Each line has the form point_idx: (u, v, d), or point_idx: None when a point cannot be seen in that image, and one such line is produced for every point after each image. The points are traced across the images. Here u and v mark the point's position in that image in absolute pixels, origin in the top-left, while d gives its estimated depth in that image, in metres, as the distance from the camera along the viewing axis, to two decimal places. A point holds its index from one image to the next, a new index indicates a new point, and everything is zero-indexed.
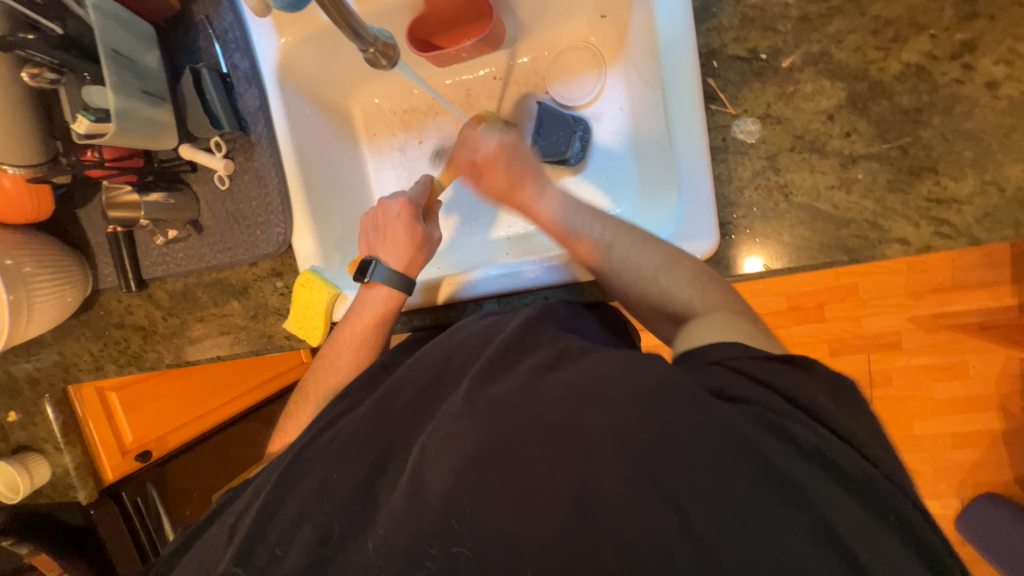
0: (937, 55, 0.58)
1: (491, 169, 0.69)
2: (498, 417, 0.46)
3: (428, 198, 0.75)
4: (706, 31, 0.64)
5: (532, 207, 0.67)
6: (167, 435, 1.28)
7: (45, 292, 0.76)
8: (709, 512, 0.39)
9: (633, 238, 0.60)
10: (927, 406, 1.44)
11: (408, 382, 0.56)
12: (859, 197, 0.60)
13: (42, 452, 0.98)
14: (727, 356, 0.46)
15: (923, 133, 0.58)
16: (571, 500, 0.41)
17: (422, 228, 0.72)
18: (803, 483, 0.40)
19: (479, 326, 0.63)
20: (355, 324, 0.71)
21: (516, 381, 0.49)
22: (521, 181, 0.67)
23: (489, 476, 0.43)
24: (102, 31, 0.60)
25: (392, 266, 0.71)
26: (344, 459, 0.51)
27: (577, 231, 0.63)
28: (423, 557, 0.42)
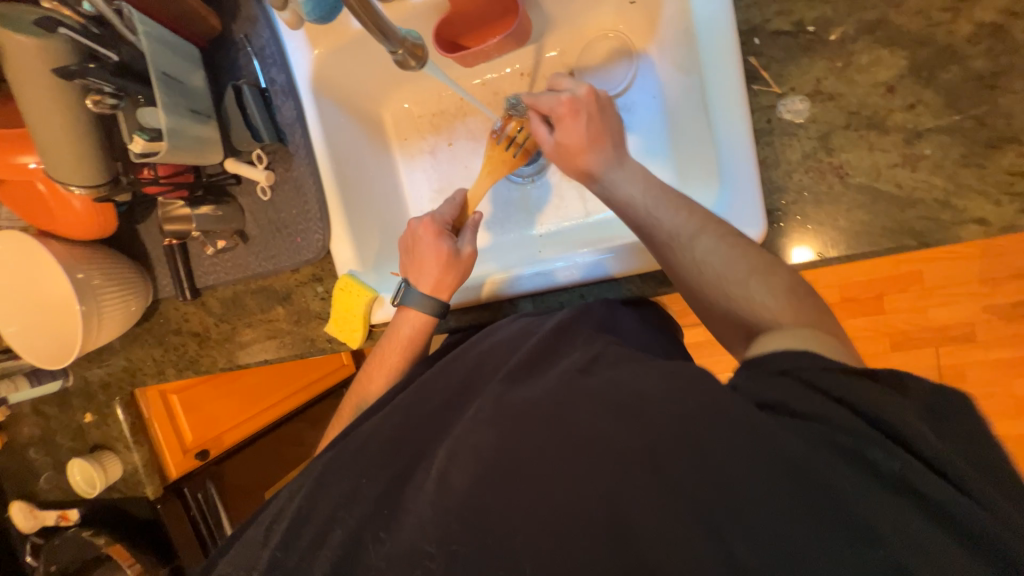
0: (1017, 12, 0.51)
1: (571, 117, 0.64)
2: (535, 421, 0.45)
3: (458, 215, 0.76)
4: (745, 7, 0.60)
5: (602, 175, 0.63)
6: (223, 435, 1.36)
7: (112, 302, 0.82)
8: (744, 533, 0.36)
9: (719, 232, 0.55)
10: (1009, 404, 1.31)
11: (438, 386, 0.58)
12: (927, 175, 0.55)
13: (115, 451, 1.07)
14: (798, 366, 0.41)
15: (1002, 100, 0.52)
16: (607, 497, 0.40)
17: (447, 243, 0.71)
18: (866, 499, 0.35)
19: (512, 329, 0.63)
20: (388, 352, 0.72)
21: (545, 384, 0.49)
22: (599, 141, 0.63)
23: (521, 479, 0.43)
24: (153, 56, 0.64)
25: (421, 289, 0.71)
26: (384, 457, 0.53)
27: (657, 213, 0.58)
28: (428, 554, 0.44)
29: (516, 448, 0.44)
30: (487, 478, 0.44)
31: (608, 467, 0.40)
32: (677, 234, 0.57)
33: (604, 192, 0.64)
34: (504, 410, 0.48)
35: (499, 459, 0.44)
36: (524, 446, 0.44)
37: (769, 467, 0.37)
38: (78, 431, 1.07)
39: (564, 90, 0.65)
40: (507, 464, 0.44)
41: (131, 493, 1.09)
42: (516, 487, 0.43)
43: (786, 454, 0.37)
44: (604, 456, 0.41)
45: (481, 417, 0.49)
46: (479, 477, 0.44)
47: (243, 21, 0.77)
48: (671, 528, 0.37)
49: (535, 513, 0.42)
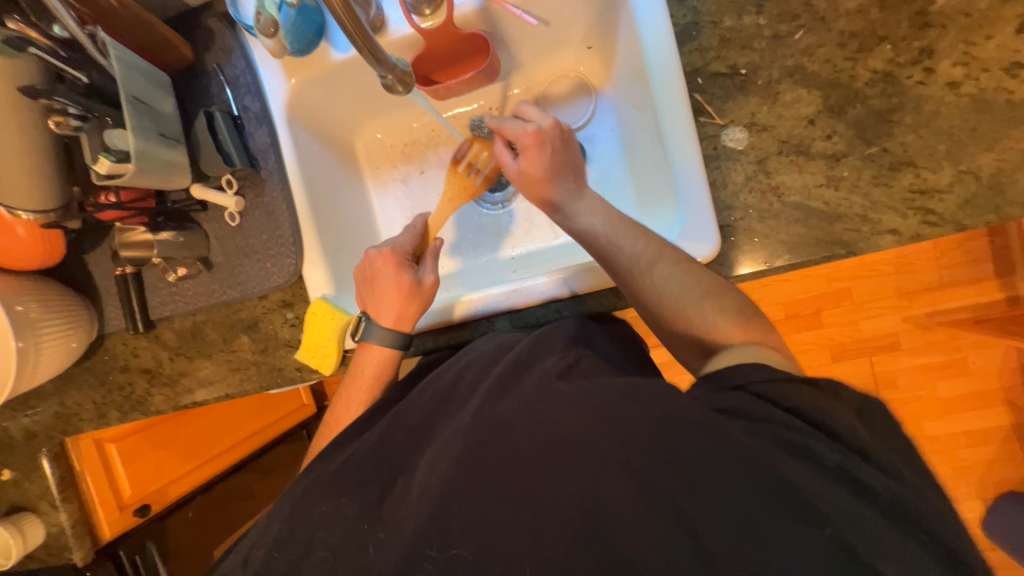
0: (900, 62, 0.63)
1: (535, 147, 0.66)
2: (518, 428, 0.46)
3: (417, 245, 0.76)
4: (688, 52, 0.68)
5: (562, 208, 0.66)
6: (166, 487, 1.22)
7: (51, 337, 0.76)
8: (714, 511, 0.39)
9: (674, 260, 0.60)
10: (935, 406, 1.45)
11: (418, 407, 0.57)
12: (847, 193, 0.64)
13: (37, 511, 0.95)
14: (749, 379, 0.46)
15: (898, 131, 0.63)
16: (580, 484, 0.42)
17: (409, 275, 0.71)
18: (821, 486, 0.39)
19: (487, 347, 0.63)
20: (360, 380, 0.71)
21: (524, 393, 0.50)
22: (562, 173, 0.66)
23: (501, 480, 0.44)
24: (124, 80, 0.63)
25: (382, 324, 0.72)
26: (365, 472, 0.52)
27: (619, 244, 0.62)
28: (423, 558, 0.43)
29: (497, 450, 0.46)
30: (458, 473, 0.46)
31: (592, 462, 0.42)
32: (638, 261, 0.60)
33: (566, 223, 0.67)
34: (484, 417, 0.49)
35: (484, 467, 0.45)
36: (496, 446, 0.46)
37: (730, 450, 0.40)
38: None
39: (533, 119, 0.67)
40: (482, 462, 0.45)
41: (53, 560, 0.96)
42: (498, 487, 0.44)
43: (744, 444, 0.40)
44: (584, 452, 0.43)
45: (459, 427, 0.50)
46: (455, 481, 0.45)
47: (216, 51, 0.78)
48: (658, 513, 0.39)
49: (520, 512, 0.42)
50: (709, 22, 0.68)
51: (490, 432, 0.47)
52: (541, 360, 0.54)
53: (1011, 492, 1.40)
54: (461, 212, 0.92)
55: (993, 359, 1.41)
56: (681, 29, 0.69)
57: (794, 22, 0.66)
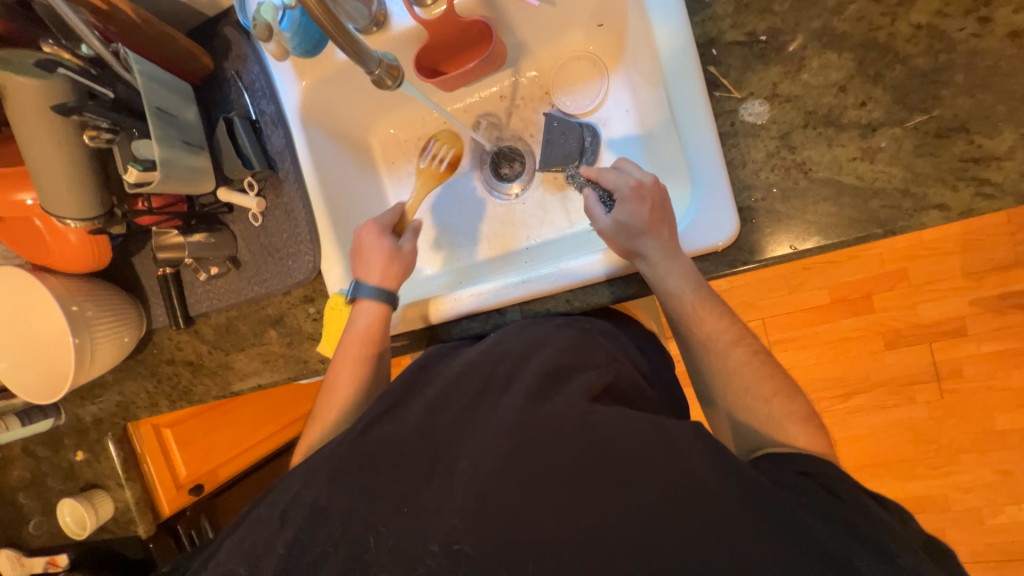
0: (949, 13, 0.55)
1: (639, 199, 0.62)
2: (545, 435, 0.46)
3: (427, 170, 0.82)
4: (702, 21, 0.64)
5: (654, 267, 0.61)
6: (217, 469, 1.34)
7: (105, 333, 0.83)
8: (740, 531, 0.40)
9: (745, 344, 0.60)
10: (1007, 397, 1.31)
11: (454, 397, 0.54)
12: (884, 166, 0.58)
13: (108, 489, 1.05)
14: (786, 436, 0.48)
15: (946, 93, 0.56)
16: (630, 501, 0.42)
17: (401, 205, 0.79)
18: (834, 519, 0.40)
19: (517, 340, 0.60)
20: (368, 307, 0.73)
21: (561, 404, 0.49)
22: (660, 227, 0.61)
23: (548, 492, 0.43)
24: (147, 92, 0.67)
25: (390, 213, 0.77)
26: (387, 463, 0.49)
27: (702, 321, 0.61)
28: (425, 554, 0.43)
29: (528, 455, 0.45)
30: (502, 481, 0.44)
31: (626, 481, 0.43)
32: (713, 343, 0.61)
33: (652, 279, 0.62)
34: (530, 418, 0.48)
35: (510, 468, 0.45)
36: (549, 445, 0.46)
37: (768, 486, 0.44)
38: (69, 470, 1.05)
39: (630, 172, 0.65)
40: (518, 464, 0.45)
41: (121, 534, 1.07)
42: (518, 490, 0.44)
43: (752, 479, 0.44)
44: (636, 474, 0.44)
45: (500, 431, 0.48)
46: (490, 490, 0.44)
47: (233, 58, 0.82)
48: None
49: (537, 513, 0.43)
50: None
51: (521, 436, 0.47)
52: (583, 372, 0.54)
53: None
54: (457, 180, 0.91)
55: None
56: None
57: None
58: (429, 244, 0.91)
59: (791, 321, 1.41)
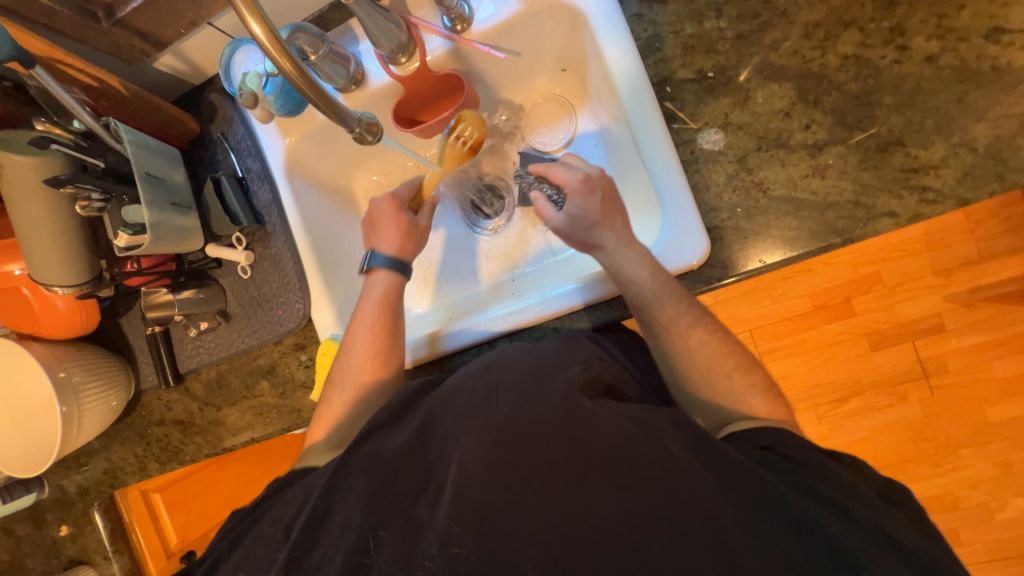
0: (871, 44, 0.62)
1: (588, 189, 0.66)
2: (533, 432, 0.47)
3: (417, 194, 0.80)
4: (654, 63, 0.70)
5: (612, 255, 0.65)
6: (210, 532, 1.29)
7: (92, 398, 0.82)
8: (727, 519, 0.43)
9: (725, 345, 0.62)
10: (993, 388, 1.34)
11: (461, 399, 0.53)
12: (835, 180, 0.62)
13: (92, 562, 1.03)
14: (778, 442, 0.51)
15: (879, 112, 0.61)
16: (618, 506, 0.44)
17: (410, 217, 0.77)
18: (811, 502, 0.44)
19: (511, 347, 0.60)
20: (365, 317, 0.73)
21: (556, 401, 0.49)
22: (611, 215, 0.66)
23: (532, 502, 0.44)
24: (136, 159, 0.70)
25: (386, 254, 0.76)
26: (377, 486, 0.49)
27: (663, 303, 0.62)
28: (424, 557, 0.45)
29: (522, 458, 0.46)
30: (496, 496, 0.45)
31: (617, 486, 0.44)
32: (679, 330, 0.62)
33: (611, 267, 0.66)
34: (520, 424, 0.48)
35: (500, 469, 0.46)
36: (540, 448, 0.46)
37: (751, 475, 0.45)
38: (52, 548, 1.00)
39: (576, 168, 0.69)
40: (511, 464, 0.46)
41: None
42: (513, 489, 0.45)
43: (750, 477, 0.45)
44: (623, 473, 0.45)
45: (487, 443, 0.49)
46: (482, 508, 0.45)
47: (219, 121, 0.86)
48: None
49: (533, 510, 0.44)
50: (671, 32, 0.69)
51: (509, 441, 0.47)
52: (565, 370, 0.53)
53: None
54: (441, 219, 0.94)
55: None
56: (644, 43, 0.70)
57: (756, 21, 0.66)
58: (418, 282, 0.93)
59: (776, 331, 1.44)
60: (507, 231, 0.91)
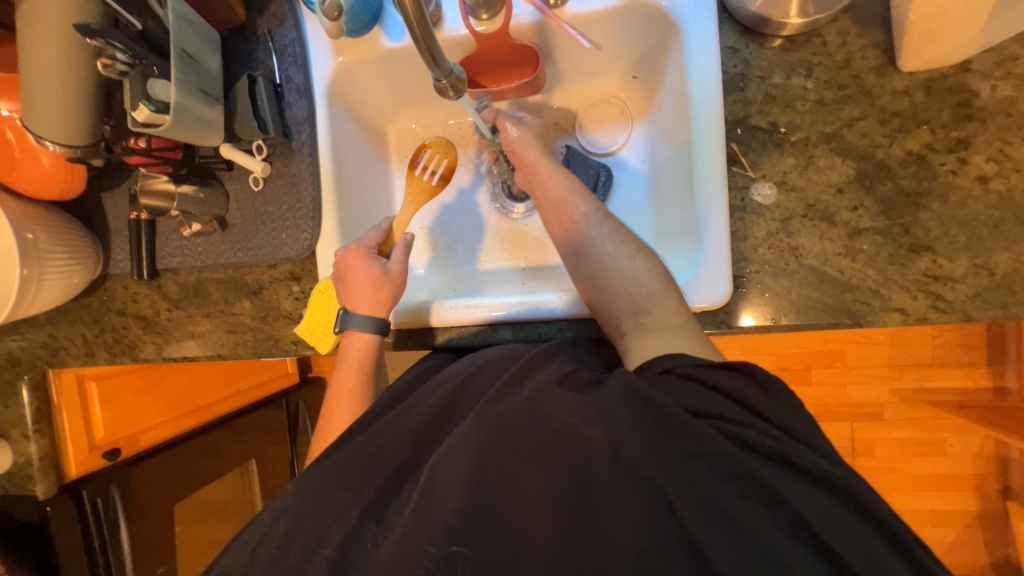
0: (937, 148, 0.64)
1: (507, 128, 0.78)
2: (531, 431, 0.47)
3: (383, 240, 0.78)
4: (732, 101, 0.69)
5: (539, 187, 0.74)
6: (139, 434, 1.19)
7: (56, 269, 0.76)
8: (732, 557, 0.40)
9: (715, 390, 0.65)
10: (907, 480, 1.46)
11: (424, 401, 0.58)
12: (863, 266, 0.65)
13: (7, 440, 0.97)
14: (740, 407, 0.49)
15: (922, 214, 0.64)
16: (608, 501, 0.43)
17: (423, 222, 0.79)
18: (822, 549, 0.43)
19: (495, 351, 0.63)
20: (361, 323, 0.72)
21: (522, 398, 0.51)
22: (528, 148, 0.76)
23: (523, 489, 0.45)
24: (176, 32, 0.63)
25: (361, 312, 0.72)
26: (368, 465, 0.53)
27: (603, 245, 0.67)
28: (424, 557, 0.45)
29: (512, 454, 0.47)
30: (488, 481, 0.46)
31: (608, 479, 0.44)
32: (639, 281, 0.64)
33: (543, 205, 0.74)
34: (507, 420, 0.49)
35: (494, 465, 0.47)
36: (530, 447, 0.47)
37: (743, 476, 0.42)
38: None
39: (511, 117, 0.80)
40: (502, 462, 0.47)
41: (18, 493, 0.98)
42: (508, 488, 0.46)
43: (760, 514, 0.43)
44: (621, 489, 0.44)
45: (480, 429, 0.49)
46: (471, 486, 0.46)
47: (269, 17, 0.79)
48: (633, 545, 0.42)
49: (525, 514, 0.44)
50: (757, 77, 0.69)
51: (503, 435, 0.48)
52: (547, 367, 0.55)
53: None
54: (465, 188, 0.92)
55: (973, 445, 1.43)
56: (729, 78, 0.70)
57: (840, 92, 0.67)
58: (426, 244, 0.92)
59: None
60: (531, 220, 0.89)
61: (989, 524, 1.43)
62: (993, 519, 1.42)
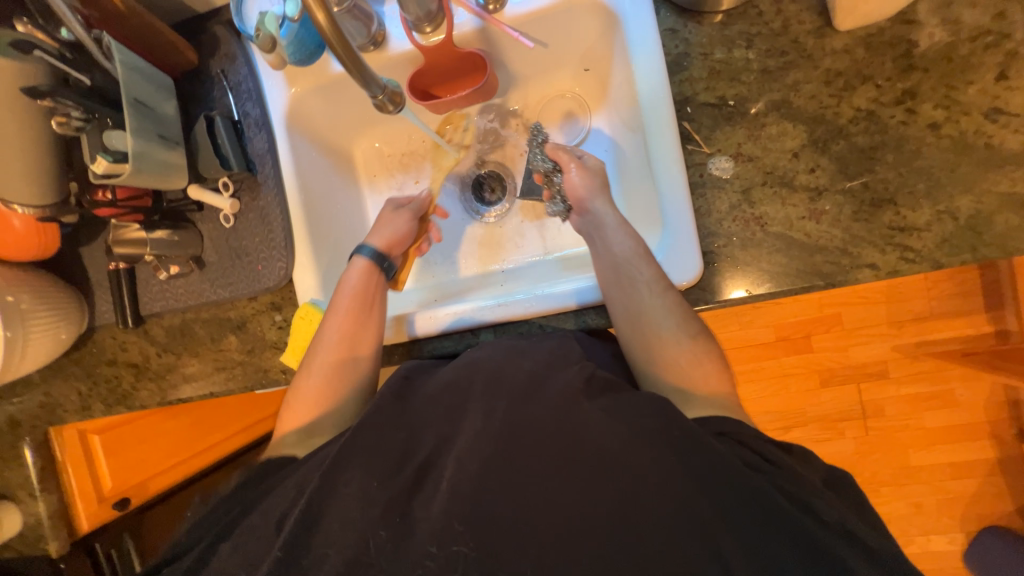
0: (884, 102, 0.64)
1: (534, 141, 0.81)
2: (520, 433, 0.49)
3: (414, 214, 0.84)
4: (679, 81, 0.70)
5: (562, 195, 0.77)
6: (147, 481, 1.24)
7: (41, 328, 0.77)
8: (722, 518, 0.44)
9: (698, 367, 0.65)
10: (921, 435, 1.45)
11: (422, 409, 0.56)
12: (828, 226, 0.65)
13: (15, 500, 0.94)
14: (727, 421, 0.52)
15: (879, 168, 0.64)
16: (594, 490, 0.45)
17: (406, 209, 0.81)
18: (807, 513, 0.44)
19: (497, 348, 0.62)
20: (328, 341, 0.69)
21: (544, 407, 0.51)
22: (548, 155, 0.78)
23: (517, 486, 0.46)
24: (127, 83, 0.64)
25: (374, 243, 0.76)
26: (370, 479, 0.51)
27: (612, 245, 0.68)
28: (424, 557, 0.45)
29: (516, 452, 0.48)
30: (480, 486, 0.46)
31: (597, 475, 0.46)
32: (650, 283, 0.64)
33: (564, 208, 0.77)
34: (507, 425, 0.50)
35: (494, 464, 0.47)
36: (527, 445, 0.48)
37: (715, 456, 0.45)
38: None
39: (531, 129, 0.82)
40: (504, 463, 0.47)
41: (28, 551, 0.96)
42: (511, 485, 0.46)
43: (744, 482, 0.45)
44: (610, 477, 0.45)
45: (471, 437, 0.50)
46: (468, 492, 0.46)
47: (221, 57, 0.80)
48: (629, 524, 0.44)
49: (531, 507, 0.45)
50: (700, 54, 0.70)
51: (495, 438, 0.49)
52: (562, 372, 0.55)
53: (994, 527, 1.39)
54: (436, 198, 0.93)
55: (981, 392, 1.42)
56: (673, 59, 0.71)
57: (782, 59, 0.67)
58: None
59: (739, 357, 1.51)
60: (504, 221, 0.90)
61: (1008, 470, 1.41)
62: (1012, 464, 1.41)
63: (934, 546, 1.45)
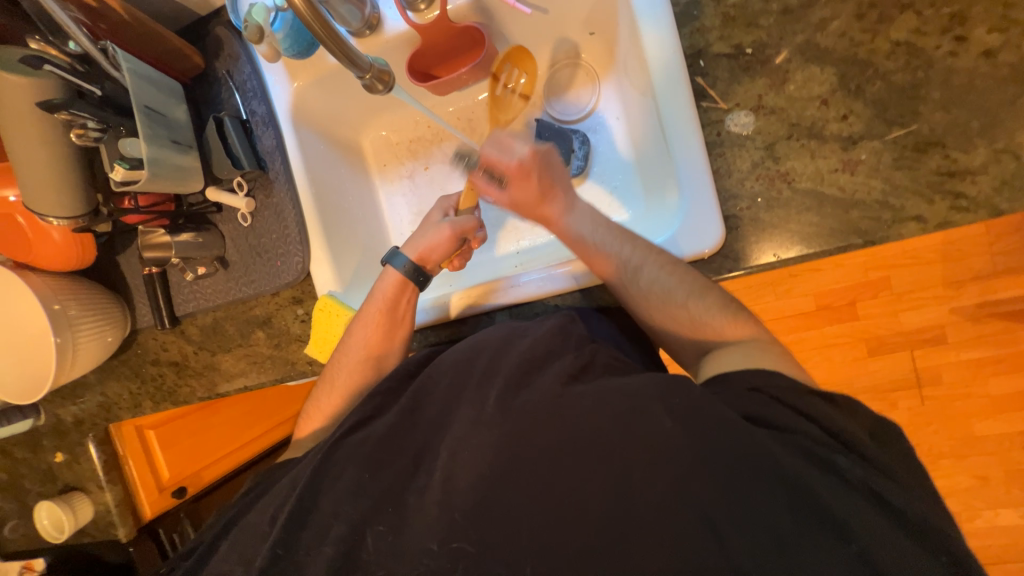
0: (926, 32, 0.57)
1: (523, 176, 0.64)
2: (528, 416, 0.47)
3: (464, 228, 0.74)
4: (690, 33, 0.65)
5: (559, 221, 0.66)
6: (200, 471, 1.33)
7: (89, 332, 0.82)
8: (733, 517, 0.40)
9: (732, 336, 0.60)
10: (985, 403, 1.34)
11: (430, 395, 0.56)
12: (865, 178, 0.59)
13: (86, 491, 1.02)
14: (763, 384, 0.48)
15: (923, 108, 0.58)
16: (604, 477, 0.44)
17: (447, 221, 0.73)
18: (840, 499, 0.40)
19: (497, 331, 0.60)
20: (350, 352, 0.71)
21: (540, 387, 0.50)
22: (552, 193, 0.65)
23: (524, 476, 0.45)
24: (136, 90, 0.67)
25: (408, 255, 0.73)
26: (384, 459, 0.52)
27: (608, 250, 0.63)
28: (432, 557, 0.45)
29: (520, 443, 0.46)
30: (489, 461, 0.46)
31: (604, 456, 0.44)
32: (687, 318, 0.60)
33: (565, 235, 0.67)
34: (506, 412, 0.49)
35: (501, 459, 0.46)
36: (533, 435, 0.47)
37: (733, 435, 0.42)
38: (48, 473, 1.02)
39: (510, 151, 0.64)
40: (509, 455, 0.46)
41: (101, 537, 1.04)
42: (515, 477, 0.45)
43: (778, 467, 0.41)
44: (617, 465, 0.44)
45: (482, 419, 0.50)
46: (480, 472, 0.46)
47: (225, 57, 0.81)
48: (636, 514, 0.42)
49: (533, 505, 0.44)
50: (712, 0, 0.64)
51: (506, 426, 0.48)
52: (569, 353, 0.54)
53: None
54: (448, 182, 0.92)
55: None
56: (681, 10, 0.65)
57: None
58: None
59: (777, 330, 1.42)
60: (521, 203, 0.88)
61: None
62: None
63: (1003, 521, 1.34)
